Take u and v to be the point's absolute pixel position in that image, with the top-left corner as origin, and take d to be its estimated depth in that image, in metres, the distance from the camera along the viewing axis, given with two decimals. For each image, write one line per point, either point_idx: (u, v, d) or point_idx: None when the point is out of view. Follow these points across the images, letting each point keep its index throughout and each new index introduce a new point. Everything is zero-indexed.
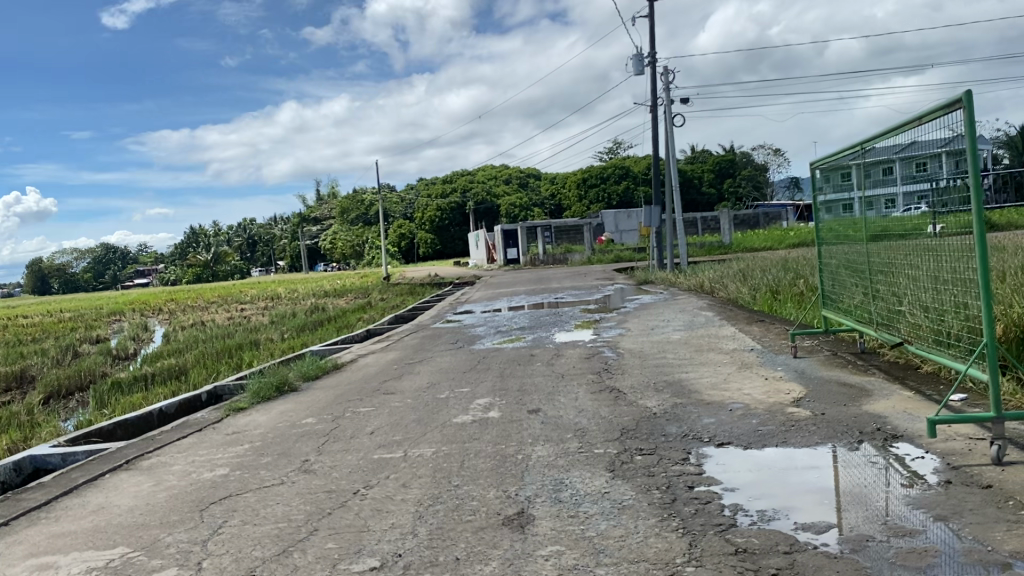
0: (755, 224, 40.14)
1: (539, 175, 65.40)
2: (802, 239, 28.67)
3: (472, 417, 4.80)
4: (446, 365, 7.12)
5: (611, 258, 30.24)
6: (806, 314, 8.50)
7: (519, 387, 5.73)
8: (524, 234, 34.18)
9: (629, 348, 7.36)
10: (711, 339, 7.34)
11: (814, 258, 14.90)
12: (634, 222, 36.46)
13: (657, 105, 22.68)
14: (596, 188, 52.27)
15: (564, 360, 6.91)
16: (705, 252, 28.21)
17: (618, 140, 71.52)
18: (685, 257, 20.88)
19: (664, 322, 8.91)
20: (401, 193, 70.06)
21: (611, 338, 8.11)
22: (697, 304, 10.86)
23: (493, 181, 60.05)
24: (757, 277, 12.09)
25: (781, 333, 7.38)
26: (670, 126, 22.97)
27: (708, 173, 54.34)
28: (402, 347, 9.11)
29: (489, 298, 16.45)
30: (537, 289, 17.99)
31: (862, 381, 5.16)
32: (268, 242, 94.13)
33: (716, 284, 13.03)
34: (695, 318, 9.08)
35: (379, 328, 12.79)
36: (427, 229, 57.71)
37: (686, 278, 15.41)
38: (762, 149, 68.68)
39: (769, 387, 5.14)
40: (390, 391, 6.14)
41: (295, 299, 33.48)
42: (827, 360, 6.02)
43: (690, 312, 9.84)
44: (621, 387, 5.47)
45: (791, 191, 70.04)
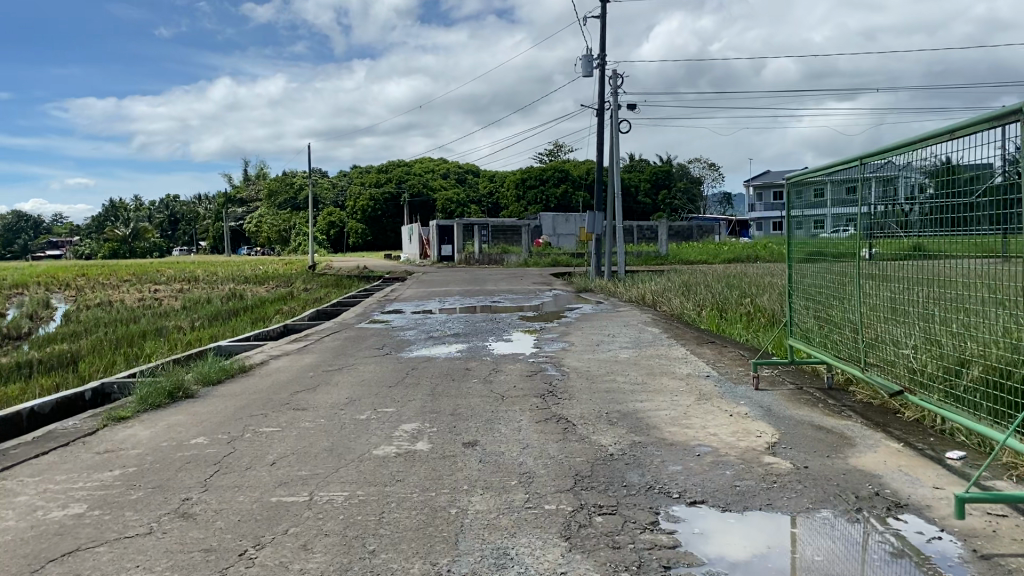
0: (690, 236, 40.20)
1: (476, 172, 64.71)
2: (737, 254, 28.61)
3: (396, 449, 4.06)
4: (369, 376, 6.35)
5: (547, 261, 29.72)
6: (758, 337, 7.99)
7: (451, 411, 5.00)
8: (459, 232, 33.40)
9: (573, 366, 6.71)
10: (662, 362, 6.74)
11: (757, 276, 14.56)
12: (572, 226, 36.04)
13: (604, 109, 22.23)
14: (533, 190, 51.81)
15: (502, 377, 6.22)
16: (641, 261, 27.92)
17: (558, 144, 71.36)
18: (623, 266, 20.41)
19: (609, 338, 8.28)
20: (334, 181, 68.50)
21: (552, 353, 7.45)
22: (640, 319, 10.29)
23: (430, 175, 59.11)
24: (702, 293, 11.62)
25: (736, 359, 6.84)
26: (615, 131, 22.55)
27: (645, 183, 54.45)
28: (322, 349, 8.28)
29: (420, 297, 15.65)
30: (470, 290, 17.26)
31: (838, 426, 4.58)
32: (193, 221, 91.16)
33: (658, 297, 12.52)
34: (641, 335, 8.49)
35: (300, 324, 11.89)
36: (359, 219, 56.44)
37: (626, 288, 14.91)
38: (699, 163, 69.30)
39: (736, 427, 4.54)
40: (302, 405, 5.34)
41: (215, 283, 31.99)
42: (792, 395, 5.46)
43: (635, 327, 9.26)
44: (568, 417, 4.79)
45: (723, 206, 70.87)
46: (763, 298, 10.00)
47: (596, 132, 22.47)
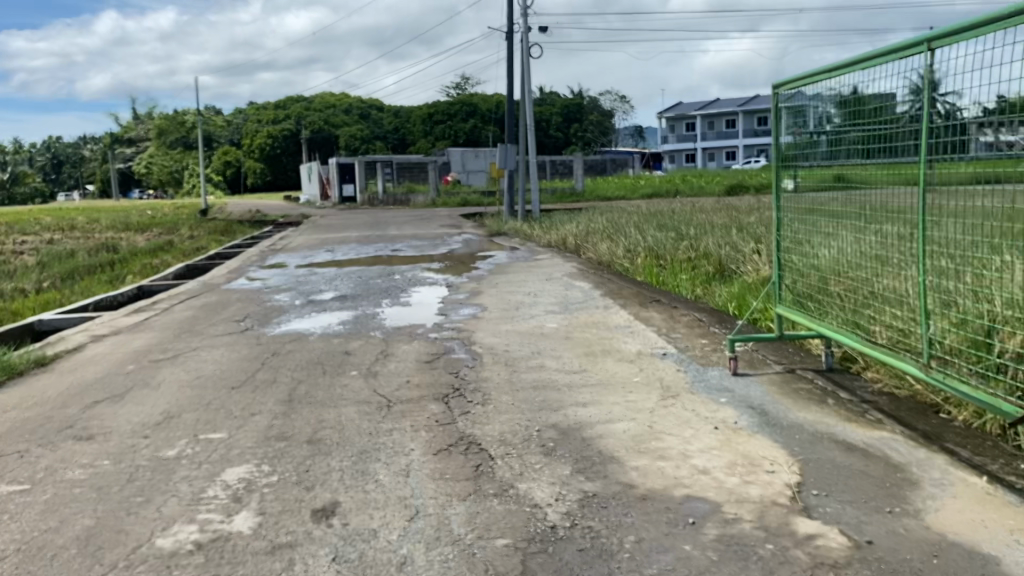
0: (603, 170, 38.96)
1: (381, 108, 61.95)
2: (653, 189, 27.43)
3: (200, 539, 2.44)
4: (211, 373, 4.66)
5: (456, 201, 27.95)
6: (710, 294, 6.60)
7: (307, 439, 3.36)
8: (362, 169, 31.18)
9: (486, 343, 5.17)
10: (602, 335, 5.23)
11: (686, 212, 13.23)
12: (482, 163, 34.27)
13: (512, 34, 20.54)
14: (442, 125, 49.72)
15: (391, 366, 4.64)
16: (555, 198, 26.49)
17: (465, 78, 68.99)
18: (537, 207, 18.88)
19: (529, 301, 6.70)
20: (230, 119, 64.58)
21: (462, 324, 5.84)
22: (564, 270, 8.75)
23: (332, 112, 56.17)
24: (630, 234, 10.19)
25: (693, 326, 5.40)
26: (526, 59, 20.88)
27: (556, 116, 52.98)
28: (167, 325, 6.48)
29: (311, 246, 13.75)
30: (369, 235, 15.46)
31: (873, 442, 3.15)
32: (78, 164, 85.24)
33: (581, 243, 10.98)
34: (568, 295, 6.93)
35: (161, 284, 9.95)
36: (258, 157, 53.28)
37: (544, 230, 13.41)
38: (609, 96, 67.91)
39: (731, 450, 3.07)
40: (90, 431, 3.61)
41: (93, 231, 29.07)
42: (786, 384, 4.03)
43: (560, 282, 7.72)
44: (483, 442, 3.23)
45: (634, 140, 69.92)
46: (705, 243, 8.58)
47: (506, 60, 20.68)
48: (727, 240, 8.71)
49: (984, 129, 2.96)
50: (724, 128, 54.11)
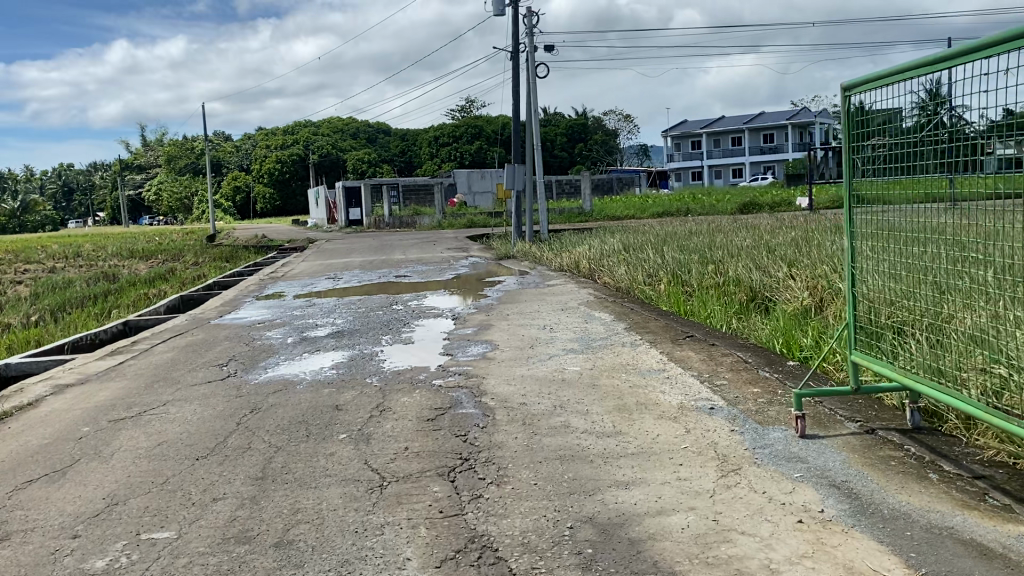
0: (610, 190, 38.33)
1: (387, 131, 61.65)
2: (664, 207, 26.72)
3: None
4: (173, 439, 3.93)
5: (463, 222, 27.28)
6: (750, 329, 5.88)
7: (274, 543, 2.63)
8: (367, 192, 30.57)
9: (498, 392, 4.44)
10: (635, 383, 4.47)
11: (705, 231, 12.53)
12: (489, 183, 33.70)
13: (519, 52, 20.01)
14: (448, 147, 49.36)
15: (387, 426, 3.92)
16: (564, 217, 25.83)
17: (469, 100, 68.87)
18: (546, 227, 18.16)
19: (546, 336, 5.94)
20: (235, 144, 64.33)
21: (469, 368, 5.09)
22: (580, 297, 8.01)
23: (338, 136, 55.89)
24: (648, 257, 9.49)
25: (737, 370, 4.66)
26: (532, 77, 20.31)
27: (562, 136, 52.57)
28: (139, 371, 5.76)
29: (311, 274, 13.06)
30: (373, 261, 14.75)
31: (1013, 543, 2.40)
32: (86, 192, 85.14)
33: (596, 266, 10.23)
34: (589, 329, 6.17)
35: (149, 318, 9.27)
36: (264, 182, 52.90)
37: (555, 253, 12.73)
38: (614, 115, 67.46)
39: (827, 559, 2.33)
40: (6, 529, 2.88)
41: (95, 259, 28.41)
42: (874, 449, 3.27)
43: (577, 313, 6.97)
44: (499, 547, 2.50)
45: (641, 159, 69.36)
46: (735, 267, 7.85)
47: (512, 78, 20.09)
48: (759, 263, 7.97)
49: (997, 144, 2.81)
50: (732, 146, 53.71)
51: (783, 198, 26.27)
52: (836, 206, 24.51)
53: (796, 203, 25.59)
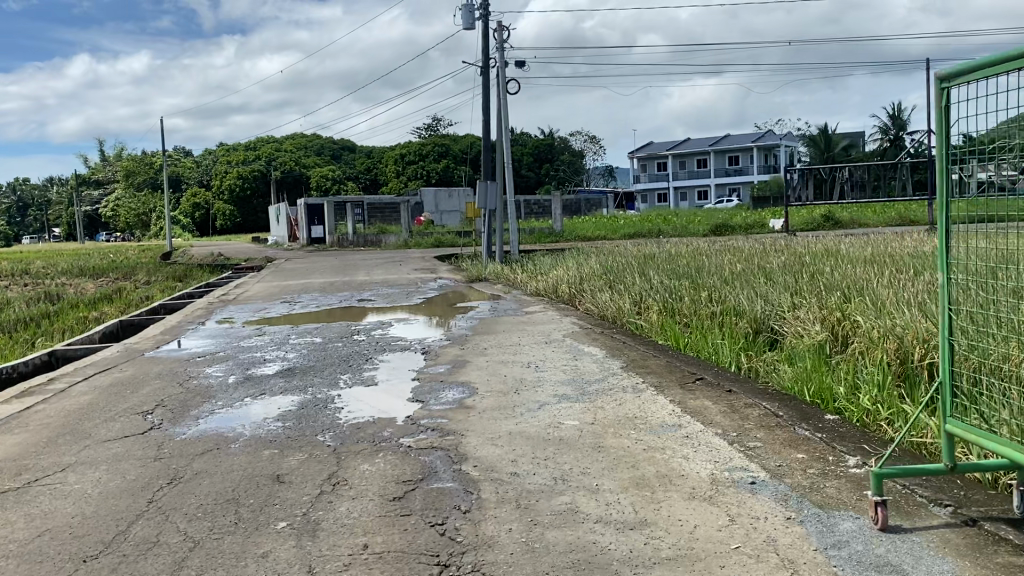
0: (579, 210, 37.69)
1: (352, 148, 60.64)
2: (637, 228, 26.08)
3: None
4: (59, 529, 2.99)
5: (430, 241, 26.35)
6: (768, 372, 5.12)
7: None
8: (330, 210, 29.49)
9: (483, 455, 3.59)
10: (650, 443, 3.65)
11: (686, 254, 11.84)
12: (456, 203, 32.91)
13: (489, 66, 19.34)
14: (414, 165, 48.59)
15: (341, 507, 3.05)
16: (534, 238, 25.07)
17: (435, 119, 68.19)
18: (517, 246, 17.36)
19: (531, 378, 5.07)
20: (196, 160, 62.72)
21: (444, 420, 4.21)
22: (564, 328, 7.16)
23: (302, 153, 54.74)
24: (632, 281, 8.72)
25: (770, 427, 3.85)
26: (503, 92, 19.64)
27: (529, 156, 52.05)
28: (46, 421, 4.79)
29: (266, 297, 12.06)
30: (333, 283, 13.78)
31: None
32: (40, 208, 82.61)
33: (576, 291, 9.40)
34: (581, 368, 5.29)
35: (78, 347, 8.23)
36: (224, 199, 51.44)
37: (530, 276, 11.93)
38: (582, 135, 67.26)
39: None
40: None
41: (41, 278, 26.89)
42: (996, 554, 2.46)
43: (564, 348, 6.11)
44: None
45: (608, 180, 68.93)
46: (732, 294, 7.11)
47: (482, 93, 19.40)
48: (758, 289, 7.24)
49: (976, 166, 2.72)
50: (699, 167, 53.63)
51: (757, 220, 25.80)
52: (811, 228, 24.06)
53: (769, 225, 25.12)
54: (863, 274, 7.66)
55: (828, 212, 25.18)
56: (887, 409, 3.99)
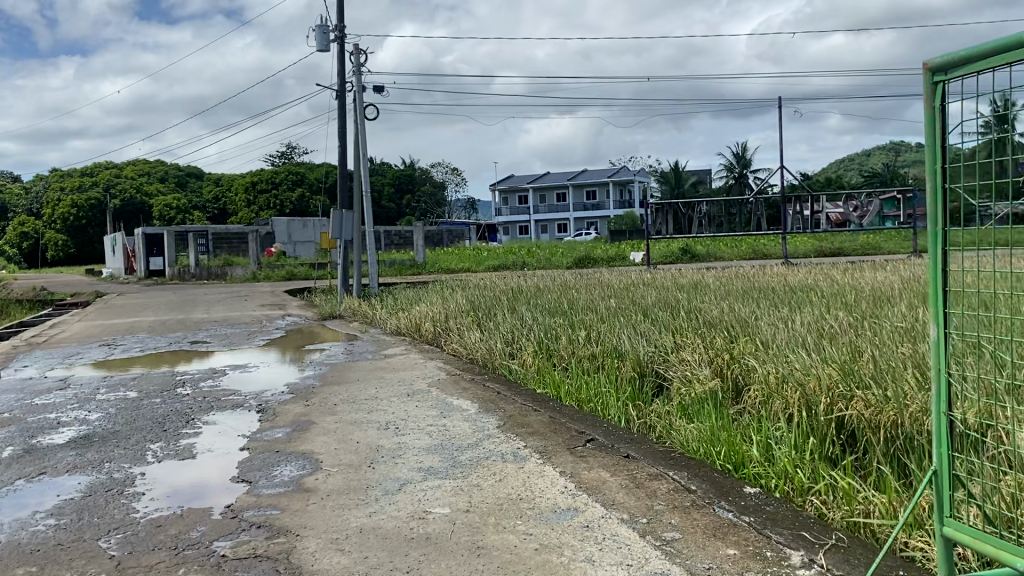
0: (439, 241, 36.93)
1: (201, 176, 57.70)
2: (499, 260, 25.57)
3: None
4: None
5: (281, 274, 24.85)
6: (665, 433, 4.41)
7: None
8: (172, 240, 27.44)
9: (328, 565, 2.69)
10: (542, 540, 2.83)
11: (555, 288, 11.19)
12: (311, 233, 31.54)
13: (346, 90, 18.36)
14: (266, 194, 46.71)
15: None
16: (393, 270, 24.07)
17: (291, 148, 66.06)
18: (376, 280, 16.35)
19: (390, 445, 4.15)
20: (25, 186, 57.89)
21: (276, 512, 3.26)
22: (428, 375, 6.27)
23: (145, 180, 51.48)
24: (502, 318, 7.90)
25: (684, 508, 3.12)
26: (360, 118, 18.65)
27: (389, 187, 51.02)
28: None
29: (85, 339, 10.54)
30: (167, 322, 12.35)
31: None
32: None
33: (442, 329, 8.49)
34: (449, 429, 4.43)
35: None
36: (56, 229, 47.51)
37: (389, 312, 10.96)
38: (441, 167, 66.91)
39: None
40: None
41: None
42: None
43: (429, 401, 5.23)
44: None
45: (468, 212, 68.65)
46: (613, 334, 6.39)
47: (337, 118, 18.36)
48: (638, 328, 6.57)
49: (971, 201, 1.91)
50: (557, 201, 54.22)
51: (618, 252, 25.85)
52: (670, 262, 24.28)
53: (630, 258, 25.17)
54: (745, 311, 7.14)
55: (686, 246, 25.54)
56: (823, 481, 3.34)
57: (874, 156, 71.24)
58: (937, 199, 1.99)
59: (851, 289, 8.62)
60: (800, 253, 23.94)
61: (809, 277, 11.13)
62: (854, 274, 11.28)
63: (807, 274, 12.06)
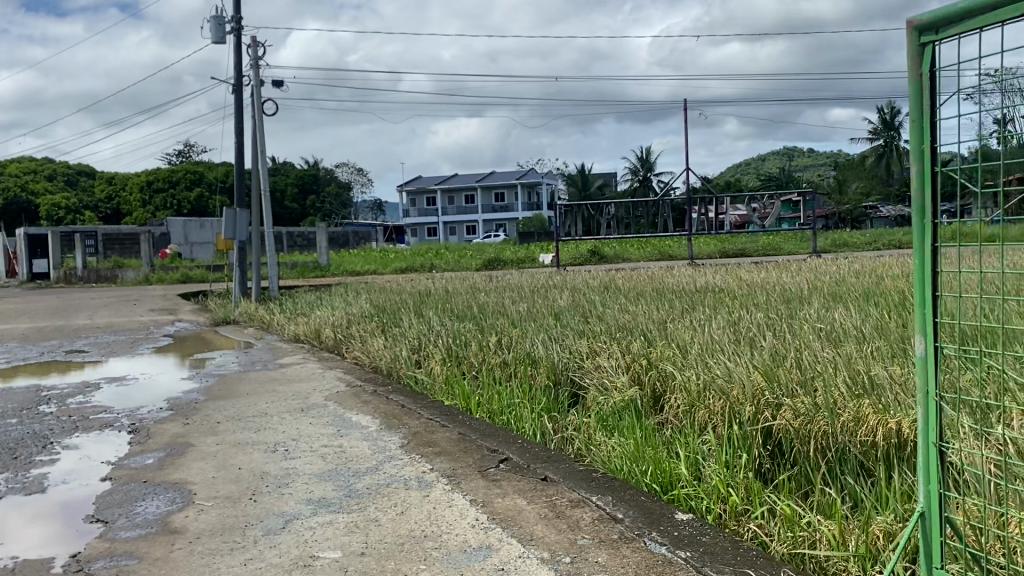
0: (344, 242, 36.01)
1: (92, 175, 54.96)
2: (407, 261, 24.98)
3: None
4: None
5: (176, 276, 23.64)
6: (586, 452, 3.98)
7: None
8: (57, 242, 25.80)
9: None
10: None
11: (463, 290, 10.74)
12: (209, 234, 30.24)
13: (242, 84, 17.49)
14: (162, 194, 44.87)
15: None
16: (295, 271, 23.19)
17: (189, 146, 63.70)
18: (275, 282, 15.57)
19: (276, 472, 3.65)
20: None
21: (133, 561, 2.74)
22: (326, 387, 5.74)
23: (30, 179, 48.68)
24: (407, 323, 7.39)
25: (610, 542, 2.73)
26: (258, 114, 17.81)
27: (292, 187, 49.64)
28: None
29: None
30: (43, 329, 11.38)
31: None
32: None
33: (342, 336, 7.93)
34: (344, 450, 3.95)
35: None
36: None
37: (287, 317, 10.32)
38: (347, 167, 65.70)
39: None
40: None
41: None
42: None
43: (324, 418, 4.72)
44: None
45: (375, 213, 67.51)
46: (525, 340, 5.95)
47: (234, 113, 17.47)
48: (551, 333, 6.15)
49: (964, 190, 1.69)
50: (466, 201, 53.85)
51: (527, 254, 25.63)
52: (579, 263, 24.17)
53: (539, 259, 24.96)
54: (661, 313, 6.81)
55: (595, 247, 25.52)
56: (760, 503, 3.02)
57: (771, 161, 73.58)
58: (926, 187, 1.77)
59: (764, 290, 8.47)
60: (706, 254, 24.21)
61: (716, 278, 11.05)
62: (763, 274, 11.24)
63: (716, 275, 11.99)
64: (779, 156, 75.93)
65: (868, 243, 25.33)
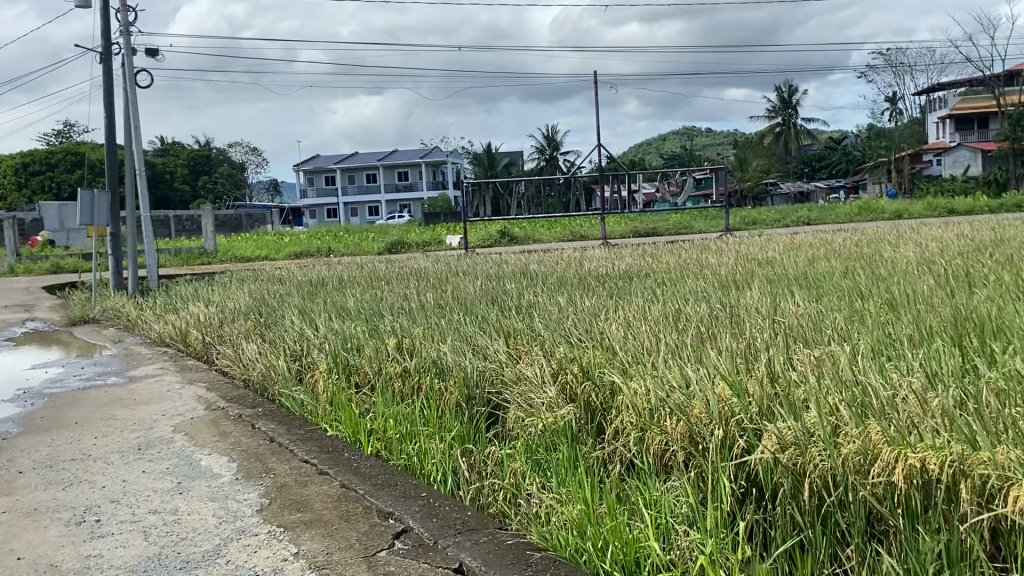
0: (238, 226, 33.98)
1: None
2: (303, 246, 23.46)
3: None
4: None
5: (45, 266, 21.45)
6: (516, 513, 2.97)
7: None
8: None
9: None
10: None
11: (358, 279, 9.60)
12: None
13: (111, 52, 15.74)
14: (39, 176, 41.63)
15: None
16: (181, 259, 21.38)
17: (69, 125, 59.65)
18: (154, 272, 13.99)
19: (71, 565, 2.51)
20: None
21: None
22: (180, 412, 4.55)
23: None
24: (290, 323, 6.26)
25: None
26: (130, 86, 16.10)
27: (183, 169, 46.95)
28: None
29: None
30: None
31: None
32: None
33: (213, 340, 6.69)
34: (179, 521, 2.83)
35: None
36: None
37: (157, 314, 8.97)
38: (243, 148, 62.86)
39: None
40: None
41: None
42: None
43: (164, 462, 3.57)
44: None
45: (272, 195, 64.87)
46: (432, 343, 4.90)
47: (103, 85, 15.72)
48: (462, 334, 5.12)
49: None
50: (367, 182, 52.12)
51: (432, 236, 24.49)
52: (488, 245, 23.12)
53: (444, 241, 23.84)
54: (589, 307, 5.88)
55: (503, 228, 24.59)
56: None
57: (673, 139, 74.28)
58: None
59: (693, 275, 7.67)
60: (617, 233, 23.61)
61: (637, 261, 10.23)
62: (683, 256, 10.50)
63: (635, 256, 11.21)
64: (681, 134, 76.57)
65: (776, 220, 25.25)
